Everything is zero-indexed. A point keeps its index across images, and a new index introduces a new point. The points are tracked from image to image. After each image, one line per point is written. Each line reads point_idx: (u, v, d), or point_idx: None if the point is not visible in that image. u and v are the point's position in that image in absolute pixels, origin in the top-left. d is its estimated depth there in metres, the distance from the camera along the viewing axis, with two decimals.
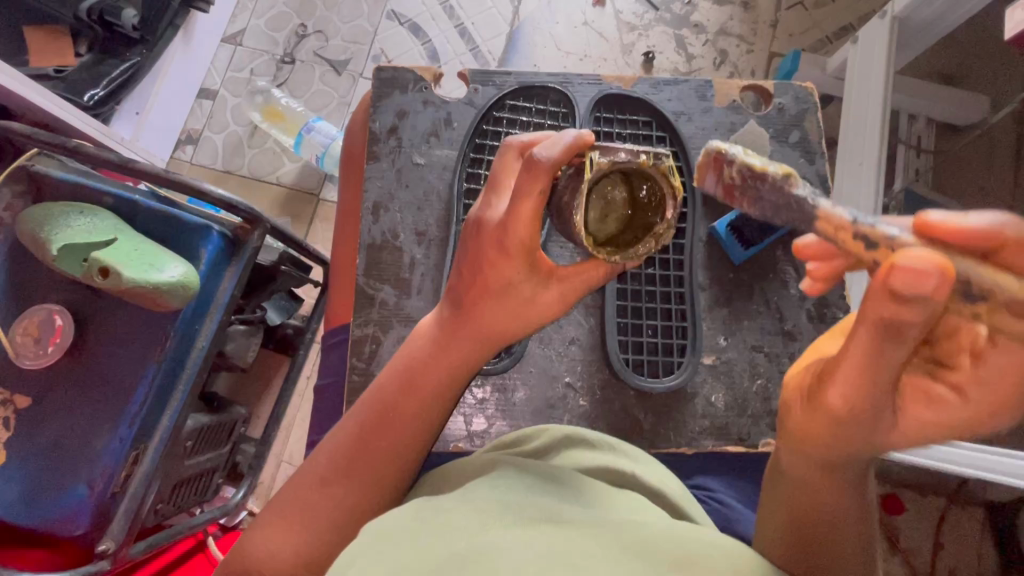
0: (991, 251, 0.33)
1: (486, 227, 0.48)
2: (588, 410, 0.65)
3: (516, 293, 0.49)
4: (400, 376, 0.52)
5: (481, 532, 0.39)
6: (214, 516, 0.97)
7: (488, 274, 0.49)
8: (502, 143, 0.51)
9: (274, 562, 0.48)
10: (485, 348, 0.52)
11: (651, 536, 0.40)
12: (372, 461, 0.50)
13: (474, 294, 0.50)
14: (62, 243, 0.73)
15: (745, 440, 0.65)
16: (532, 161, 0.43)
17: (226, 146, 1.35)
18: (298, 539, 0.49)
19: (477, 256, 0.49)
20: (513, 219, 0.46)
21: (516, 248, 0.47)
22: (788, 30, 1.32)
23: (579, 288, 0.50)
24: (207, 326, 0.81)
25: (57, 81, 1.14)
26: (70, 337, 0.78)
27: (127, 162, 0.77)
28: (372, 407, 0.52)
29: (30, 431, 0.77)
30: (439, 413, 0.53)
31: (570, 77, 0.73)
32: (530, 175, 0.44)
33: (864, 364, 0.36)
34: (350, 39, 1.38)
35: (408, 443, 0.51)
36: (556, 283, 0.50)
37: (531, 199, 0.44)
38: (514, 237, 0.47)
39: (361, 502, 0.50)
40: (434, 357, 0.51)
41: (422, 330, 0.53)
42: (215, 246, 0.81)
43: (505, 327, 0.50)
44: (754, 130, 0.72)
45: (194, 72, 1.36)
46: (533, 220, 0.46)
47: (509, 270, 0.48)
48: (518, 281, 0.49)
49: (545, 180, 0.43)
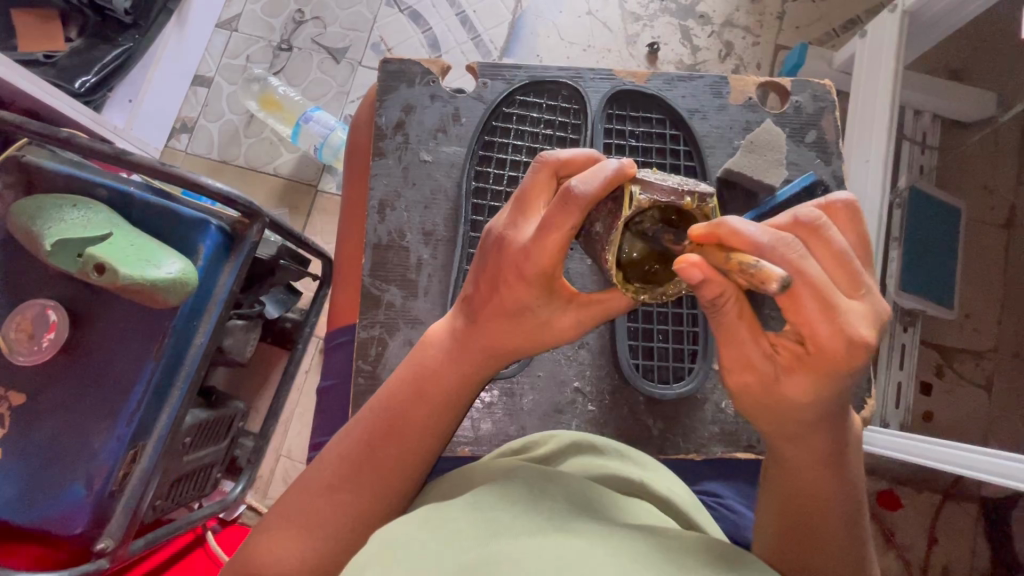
0: (727, 244, 0.37)
1: (508, 249, 0.46)
2: (597, 414, 0.65)
3: (533, 316, 0.48)
4: (411, 386, 0.51)
5: (494, 542, 0.38)
6: (214, 511, 0.97)
7: (505, 297, 0.47)
8: (536, 158, 0.48)
9: (280, 569, 0.48)
10: (497, 362, 0.51)
11: (665, 545, 0.40)
12: (381, 474, 0.50)
13: (490, 315, 0.49)
14: (55, 237, 0.71)
15: (754, 448, 0.64)
16: (568, 194, 0.41)
17: (222, 135, 1.32)
18: (304, 546, 0.48)
19: (493, 279, 0.47)
20: (534, 250, 0.44)
21: (535, 276, 0.45)
22: (796, 23, 1.30)
23: (599, 315, 0.49)
24: (206, 322, 0.79)
25: (47, 67, 1.11)
26: (66, 333, 0.76)
27: (121, 153, 0.75)
28: (381, 421, 0.51)
29: (25, 428, 0.75)
30: (449, 424, 0.52)
31: (582, 72, 0.71)
32: (563, 208, 0.41)
33: (728, 341, 0.41)
34: (348, 26, 1.35)
35: (418, 454, 0.51)
36: (575, 308, 0.48)
37: (561, 231, 0.42)
38: (534, 264, 0.44)
39: (370, 510, 0.49)
40: (446, 367, 0.50)
41: (432, 341, 0.52)
42: (213, 240, 0.79)
43: (518, 347, 0.49)
44: (771, 129, 0.70)
45: (188, 58, 1.32)
46: (558, 252, 0.44)
47: (524, 294, 0.46)
48: (535, 306, 0.47)
49: (577, 215, 0.41)
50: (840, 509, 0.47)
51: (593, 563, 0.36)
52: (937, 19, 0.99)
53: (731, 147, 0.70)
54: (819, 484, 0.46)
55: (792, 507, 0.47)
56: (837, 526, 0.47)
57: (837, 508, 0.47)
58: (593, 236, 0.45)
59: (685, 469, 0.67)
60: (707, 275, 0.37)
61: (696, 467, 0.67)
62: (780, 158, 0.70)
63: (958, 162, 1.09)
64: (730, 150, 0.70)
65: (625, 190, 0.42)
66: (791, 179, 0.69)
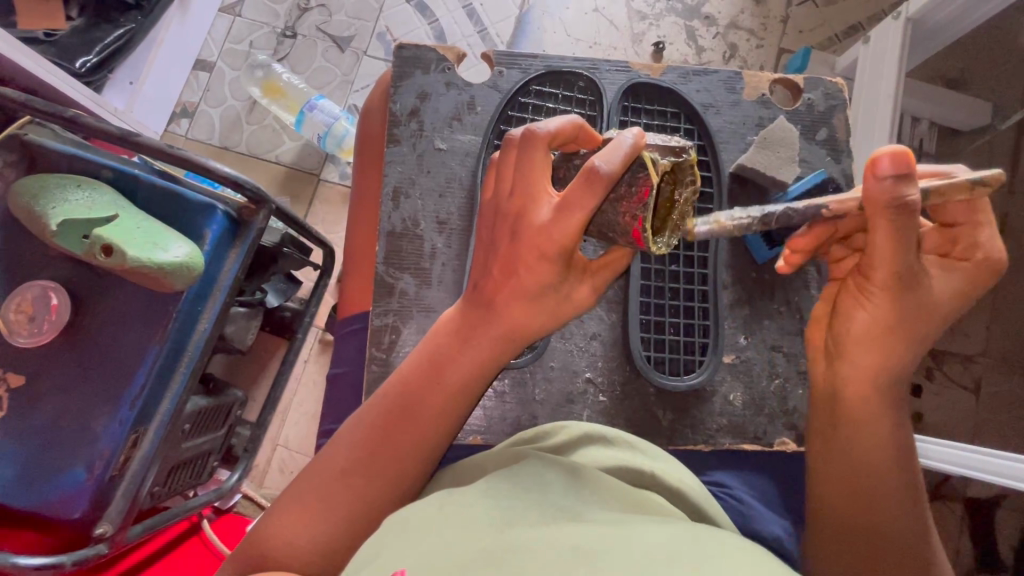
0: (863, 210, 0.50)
1: (525, 230, 0.46)
2: (608, 406, 0.66)
3: (555, 294, 0.48)
4: (428, 369, 0.51)
5: (506, 528, 0.39)
6: (210, 499, 0.96)
7: (522, 277, 0.47)
8: (525, 131, 0.47)
9: (292, 552, 0.48)
10: (512, 345, 0.51)
11: (676, 529, 0.40)
12: (397, 455, 0.50)
13: (507, 297, 0.49)
14: (61, 218, 0.70)
15: (761, 439, 0.66)
16: (593, 172, 0.43)
17: (224, 121, 1.31)
18: (318, 529, 0.49)
19: (507, 258, 0.48)
20: (551, 231, 0.45)
21: (556, 253, 0.46)
22: (799, 27, 1.32)
23: (611, 281, 0.51)
24: (211, 307, 0.79)
25: (47, 45, 1.08)
26: (66, 316, 0.75)
27: (129, 134, 0.74)
28: (395, 404, 0.51)
29: (24, 411, 0.74)
30: (465, 407, 0.52)
31: (598, 63, 0.71)
32: (587, 184, 0.44)
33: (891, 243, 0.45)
34: (354, 14, 1.34)
35: (431, 438, 0.51)
36: (589, 278, 0.50)
37: (584, 208, 0.44)
38: (555, 242, 0.46)
39: (384, 491, 0.50)
40: (461, 351, 0.51)
41: (448, 324, 0.52)
42: (219, 225, 0.78)
43: (540, 327, 0.49)
44: (785, 126, 0.71)
45: (190, 42, 1.30)
46: (579, 230, 0.45)
47: (545, 273, 0.47)
48: (555, 285, 0.48)
49: (602, 194, 0.44)
50: (892, 445, 0.51)
51: (605, 548, 0.36)
52: (941, 27, 1.01)
53: (743, 143, 0.72)
54: (875, 411, 0.50)
55: (839, 429, 0.52)
56: (886, 459, 0.51)
57: (888, 443, 0.51)
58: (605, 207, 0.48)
59: (692, 461, 0.68)
60: (899, 168, 0.43)
61: (702, 458, 0.68)
62: (793, 155, 0.70)
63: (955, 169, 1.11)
64: (743, 146, 0.71)
65: (647, 158, 0.45)
66: (802, 176, 0.70)
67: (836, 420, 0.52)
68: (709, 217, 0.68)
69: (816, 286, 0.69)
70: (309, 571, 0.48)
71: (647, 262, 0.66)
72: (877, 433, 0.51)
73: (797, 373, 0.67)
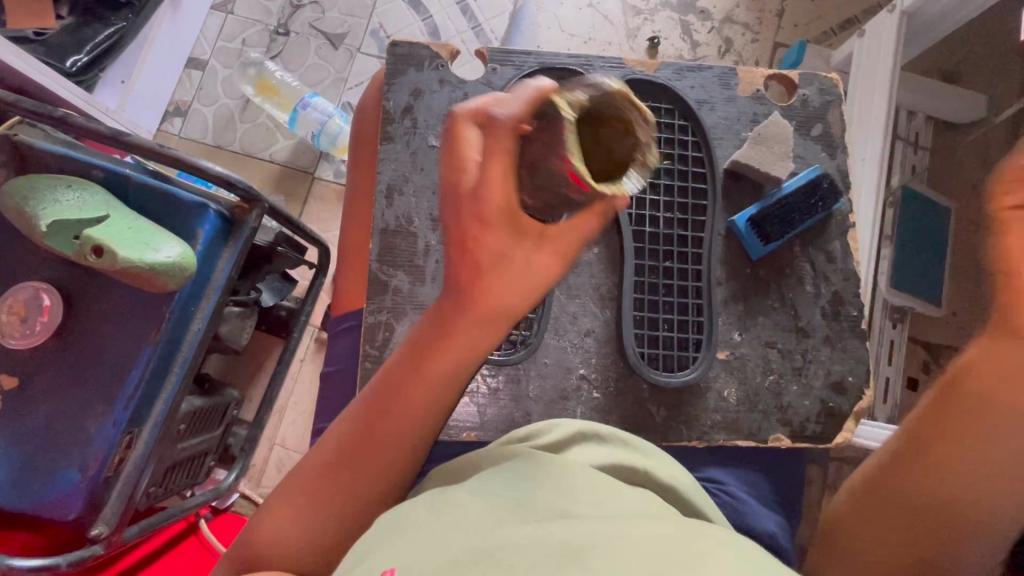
0: None
1: (463, 199, 0.49)
2: (602, 402, 0.66)
3: (512, 261, 0.48)
4: (411, 355, 0.51)
5: (497, 527, 0.39)
6: (207, 499, 0.96)
7: (477, 249, 0.48)
8: (449, 115, 0.50)
9: (280, 547, 0.48)
10: (494, 330, 0.50)
11: (667, 524, 0.40)
12: (381, 440, 0.50)
13: (472, 276, 0.48)
14: (51, 218, 0.69)
15: (756, 435, 0.66)
16: (493, 122, 0.46)
17: (217, 120, 1.30)
18: (305, 525, 0.49)
19: (469, 234, 0.48)
20: (488, 184, 0.47)
21: (494, 215, 0.48)
22: (794, 21, 1.31)
23: (574, 244, 0.50)
24: (204, 307, 0.78)
25: (37, 45, 1.07)
26: (60, 317, 0.75)
27: (120, 134, 0.74)
28: (376, 393, 0.50)
29: (18, 412, 0.74)
30: (450, 393, 0.51)
31: (592, 60, 0.71)
32: (493, 135, 0.47)
33: None
34: (347, 11, 1.33)
35: (408, 431, 0.50)
36: (548, 243, 0.49)
37: (499, 157, 0.47)
38: (490, 203, 0.48)
39: (377, 483, 0.50)
40: (433, 336, 0.50)
41: (428, 312, 0.51)
42: (212, 224, 0.78)
43: (507, 300, 0.49)
44: (778, 122, 0.71)
45: (182, 40, 1.29)
46: (505, 184, 0.47)
47: (494, 240, 0.48)
48: (508, 250, 0.48)
49: (509, 137, 0.46)
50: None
51: (596, 545, 0.36)
52: (936, 19, 1.00)
53: (737, 139, 0.71)
54: None
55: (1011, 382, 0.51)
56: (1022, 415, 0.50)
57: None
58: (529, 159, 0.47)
59: (686, 457, 0.67)
60: None
61: (696, 455, 0.68)
62: (787, 151, 0.70)
63: (950, 162, 1.11)
64: (737, 142, 0.71)
65: (558, 99, 0.43)
66: (796, 172, 0.71)
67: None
68: (703, 214, 0.69)
69: (811, 281, 0.69)
70: (296, 567, 0.48)
71: (641, 259, 0.67)
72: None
73: (792, 369, 0.67)
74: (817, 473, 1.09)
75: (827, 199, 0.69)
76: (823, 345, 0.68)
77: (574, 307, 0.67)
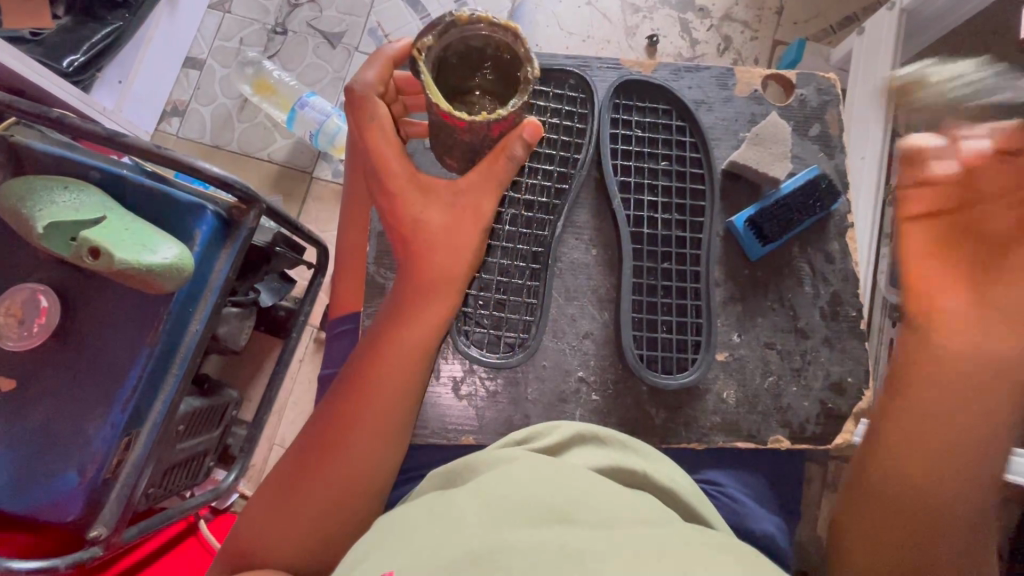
0: None
1: (374, 182, 0.53)
2: (600, 404, 0.65)
3: (426, 223, 0.51)
4: (370, 340, 0.56)
5: (493, 531, 0.39)
6: (207, 500, 0.96)
7: (400, 224, 0.52)
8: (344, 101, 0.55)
9: (284, 546, 0.54)
10: (438, 298, 0.53)
11: (666, 528, 0.40)
12: (355, 418, 0.55)
13: (409, 255, 0.53)
14: (48, 220, 0.69)
15: (755, 437, 0.66)
16: (358, 96, 0.52)
17: (215, 119, 1.30)
18: (303, 524, 0.54)
19: (388, 208, 0.52)
20: (378, 157, 0.51)
21: (401, 184, 0.51)
22: (793, 18, 1.31)
23: (491, 187, 0.50)
24: (202, 309, 0.78)
25: (33, 45, 1.07)
26: (57, 318, 0.75)
27: (116, 135, 0.73)
28: (345, 376, 0.56)
29: (16, 414, 0.74)
30: (415, 368, 0.56)
31: (589, 61, 0.71)
32: (362, 109, 0.52)
33: None
34: (345, 10, 1.33)
35: (364, 409, 0.55)
36: (462, 196, 0.51)
37: (377, 129, 0.51)
38: (394, 173, 0.51)
39: (369, 463, 0.56)
40: (386, 321, 0.55)
41: (390, 301, 0.56)
42: (209, 226, 0.78)
43: (434, 261, 0.52)
44: (777, 122, 0.70)
45: (180, 40, 1.29)
46: (396, 152, 0.51)
47: (410, 208, 0.51)
48: (421, 214, 0.51)
49: (376, 100, 0.52)
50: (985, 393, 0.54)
51: (593, 549, 0.36)
52: (935, 17, 1.00)
53: (736, 140, 0.71)
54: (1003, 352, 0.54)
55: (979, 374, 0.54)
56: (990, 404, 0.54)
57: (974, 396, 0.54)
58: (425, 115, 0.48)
59: (685, 459, 0.67)
60: None
61: (695, 456, 0.68)
62: (785, 151, 0.70)
63: None
64: (735, 143, 0.71)
65: (411, 51, 0.43)
66: (794, 172, 0.70)
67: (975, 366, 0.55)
68: (701, 215, 0.69)
69: (810, 282, 0.69)
70: (299, 561, 0.54)
71: (640, 260, 0.67)
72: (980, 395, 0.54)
73: (791, 370, 0.67)
74: (817, 471, 1.09)
75: (827, 199, 0.69)
76: (822, 346, 0.68)
77: (572, 309, 0.67)
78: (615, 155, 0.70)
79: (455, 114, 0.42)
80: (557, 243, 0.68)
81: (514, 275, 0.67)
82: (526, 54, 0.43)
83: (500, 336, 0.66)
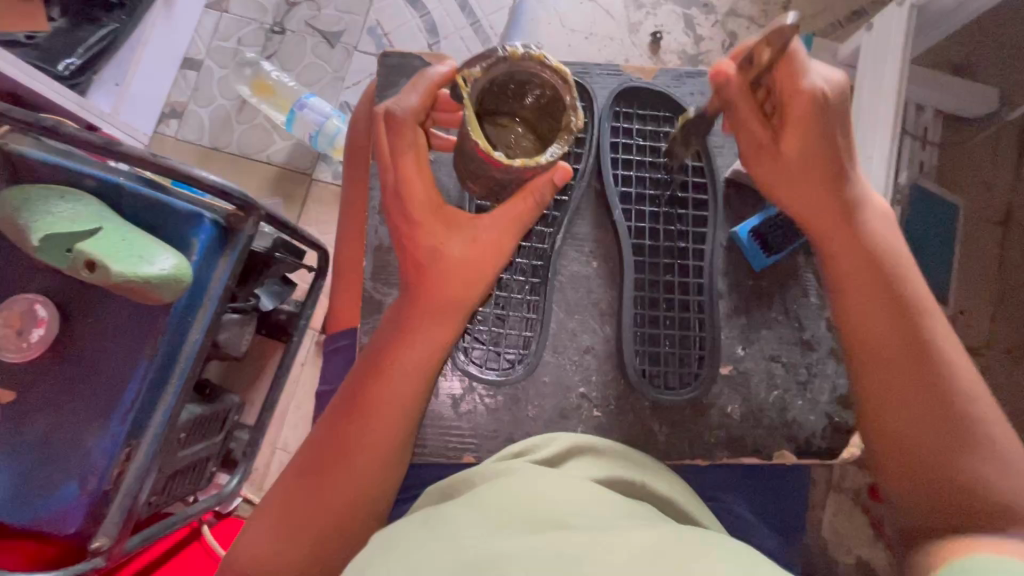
0: None
1: (390, 202, 0.53)
2: (602, 420, 0.64)
3: (455, 257, 0.52)
4: (378, 358, 0.55)
5: (490, 538, 0.38)
6: (210, 505, 0.95)
7: (419, 247, 0.53)
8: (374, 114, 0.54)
9: (275, 563, 0.54)
10: (453, 323, 0.54)
11: (672, 533, 0.39)
12: (362, 440, 0.55)
13: (437, 278, 0.53)
14: (42, 232, 0.68)
15: (760, 452, 0.65)
16: (393, 120, 0.50)
17: (213, 121, 1.28)
18: (294, 544, 0.54)
19: (410, 238, 0.53)
20: (404, 181, 0.51)
21: (421, 209, 0.52)
22: (800, 13, 1.28)
23: (519, 223, 0.52)
24: (201, 318, 0.77)
25: (29, 49, 1.05)
26: (54, 330, 0.74)
27: (111, 144, 0.72)
28: (352, 397, 0.55)
29: (16, 426, 0.73)
30: (425, 385, 0.55)
31: (588, 68, 0.70)
32: (398, 134, 0.50)
33: None
34: (343, 9, 1.30)
35: (379, 432, 0.55)
36: (490, 222, 0.52)
37: (407, 153, 0.51)
38: (425, 196, 0.52)
39: (376, 485, 0.55)
40: (400, 342, 0.54)
41: (393, 318, 0.56)
42: (208, 234, 0.77)
43: (457, 293, 0.53)
44: None
45: (177, 40, 1.27)
46: (425, 182, 0.52)
47: (430, 236, 0.52)
48: (444, 244, 0.52)
49: (412, 126, 0.50)
50: (865, 268, 0.55)
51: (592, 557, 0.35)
52: (946, 12, 0.97)
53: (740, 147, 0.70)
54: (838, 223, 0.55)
55: (848, 263, 0.55)
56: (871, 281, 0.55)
57: (855, 270, 0.55)
58: (461, 140, 0.50)
59: (687, 472, 0.67)
60: None
61: (697, 469, 0.67)
62: None
63: (959, 158, 1.09)
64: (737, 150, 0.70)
65: (457, 79, 0.45)
66: None
67: (843, 247, 0.56)
68: (704, 225, 0.67)
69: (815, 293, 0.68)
70: None
71: (642, 272, 0.66)
72: (861, 274, 0.55)
73: (796, 383, 0.66)
74: (821, 472, 1.08)
75: None
76: (829, 358, 0.67)
77: (572, 324, 0.66)
78: (615, 166, 0.68)
79: (493, 155, 0.44)
80: (556, 255, 0.67)
81: (513, 290, 0.66)
82: (572, 103, 0.45)
83: (499, 352, 0.66)
